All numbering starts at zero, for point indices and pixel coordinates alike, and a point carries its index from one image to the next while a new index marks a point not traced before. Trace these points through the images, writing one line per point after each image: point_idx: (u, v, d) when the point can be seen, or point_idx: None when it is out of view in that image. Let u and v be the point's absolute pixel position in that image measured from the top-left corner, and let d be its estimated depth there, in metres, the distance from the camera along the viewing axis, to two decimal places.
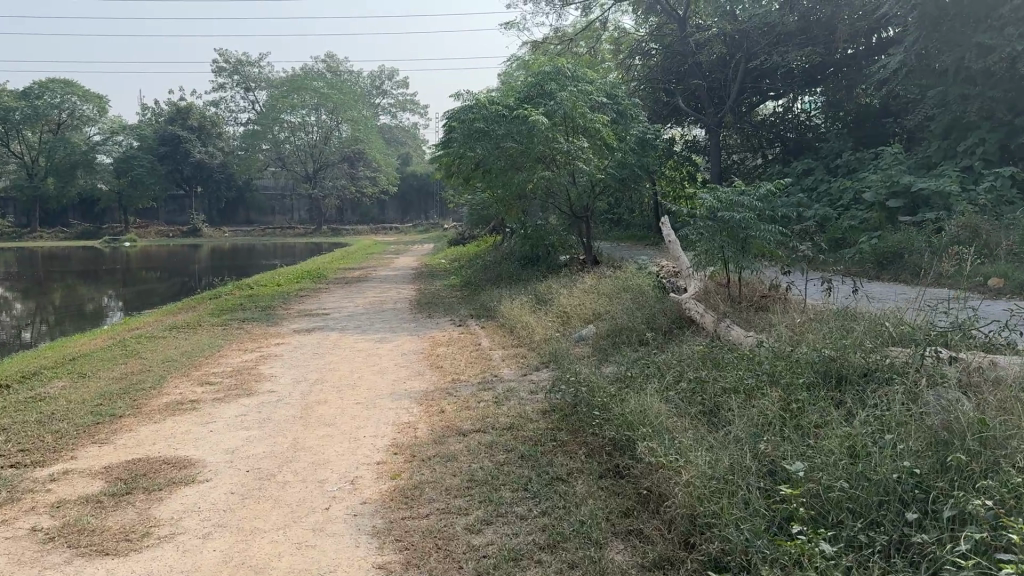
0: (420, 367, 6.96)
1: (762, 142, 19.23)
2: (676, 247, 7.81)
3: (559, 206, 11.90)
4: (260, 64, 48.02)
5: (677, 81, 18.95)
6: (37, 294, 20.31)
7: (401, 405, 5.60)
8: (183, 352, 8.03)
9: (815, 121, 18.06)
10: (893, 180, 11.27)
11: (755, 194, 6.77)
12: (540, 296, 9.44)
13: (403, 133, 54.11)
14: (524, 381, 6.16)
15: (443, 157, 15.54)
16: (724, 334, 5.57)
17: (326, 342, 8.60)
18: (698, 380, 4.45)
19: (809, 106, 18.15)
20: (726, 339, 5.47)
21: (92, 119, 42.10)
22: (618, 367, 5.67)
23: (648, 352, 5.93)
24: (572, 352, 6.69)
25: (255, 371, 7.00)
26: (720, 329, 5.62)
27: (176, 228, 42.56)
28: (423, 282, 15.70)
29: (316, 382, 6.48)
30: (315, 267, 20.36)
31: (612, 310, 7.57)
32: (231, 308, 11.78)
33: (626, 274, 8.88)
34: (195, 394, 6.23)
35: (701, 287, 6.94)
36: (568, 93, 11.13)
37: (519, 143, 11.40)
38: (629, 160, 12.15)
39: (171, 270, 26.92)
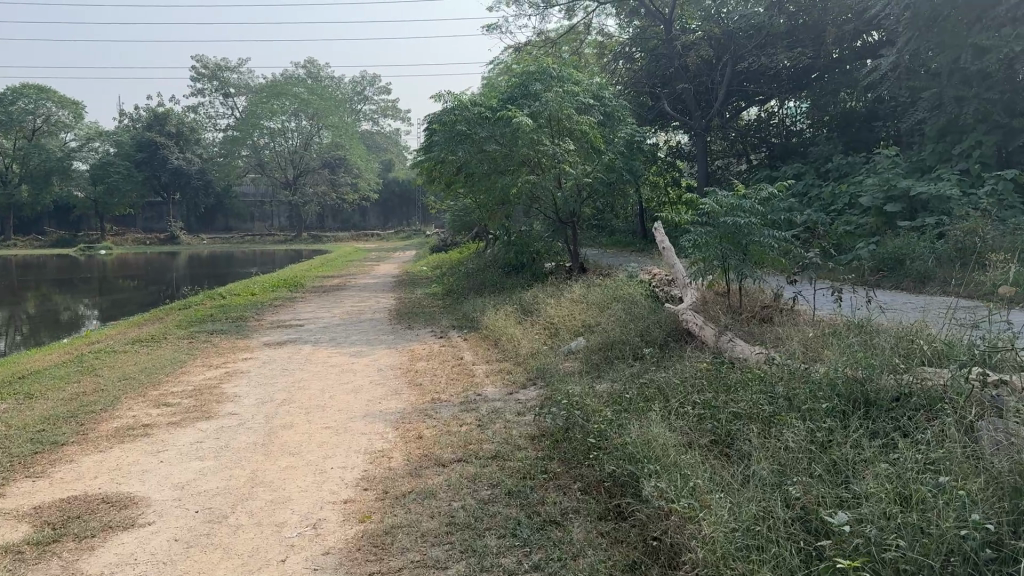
0: (396, 385, 6.45)
1: (749, 147, 18.91)
2: (670, 254, 7.33)
3: (544, 211, 11.40)
4: (239, 69, 47.33)
5: (663, 84, 18.57)
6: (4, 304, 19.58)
7: (375, 430, 5.08)
8: (143, 369, 7.47)
9: (800, 125, 17.80)
10: (891, 184, 10.90)
11: (757, 197, 6.27)
12: (526, 306, 8.94)
13: (384, 140, 53.59)
14: (510, 400, 5.66)
15: (424, 162, 15.09)
16: (729, 351, 5.11)
17: (298, 356, 8.07)
18: (705, 407, 4.00)
19: (794, 111, 17.89)
20: (732, 358, 5.01)
21: (68, 125, 41.29)
22: (614, 387, 5.19)
23: (645, 369, 5.46)
24: (561, 369, 6.22)
25: (217, 391, 6.45)
26: (724, 344, 5.18)
27: (153, 235, 41.76)
28: (404, 290, 15.20)
29: (283, 402, 5.96)
30: (294, 275, 19.77)
31: (603, 321, 7.10)
32: (202, 320, 11.20)
33: (615, 282, 8.41)
34: (149, 417, 5.68)
35: (699, 298, 6.49)
36: (553, 94, 10.66)
37: (503, 146, 10.94)
38: (617, 164, 11.71)
39: (147, 279, 26.24)
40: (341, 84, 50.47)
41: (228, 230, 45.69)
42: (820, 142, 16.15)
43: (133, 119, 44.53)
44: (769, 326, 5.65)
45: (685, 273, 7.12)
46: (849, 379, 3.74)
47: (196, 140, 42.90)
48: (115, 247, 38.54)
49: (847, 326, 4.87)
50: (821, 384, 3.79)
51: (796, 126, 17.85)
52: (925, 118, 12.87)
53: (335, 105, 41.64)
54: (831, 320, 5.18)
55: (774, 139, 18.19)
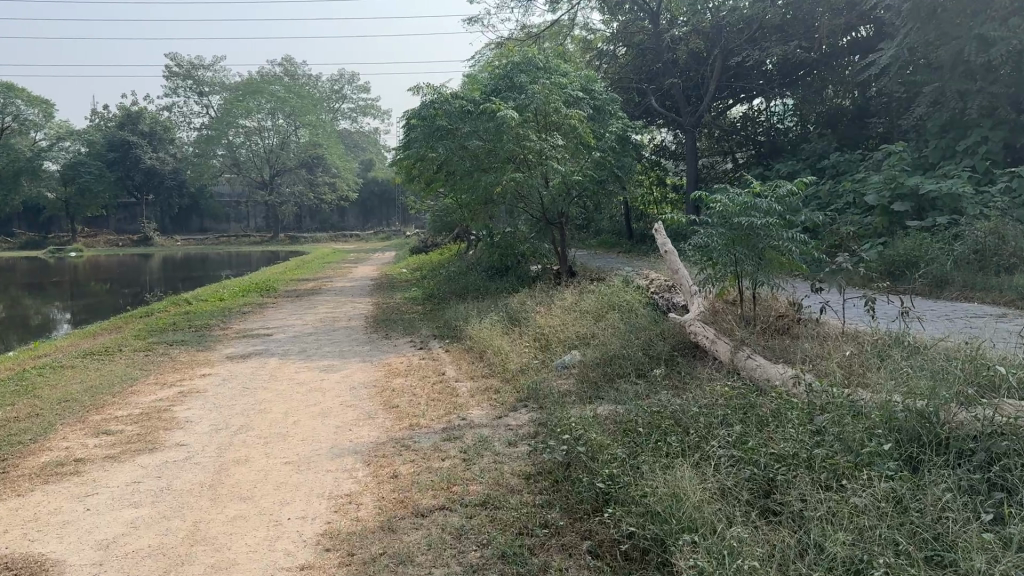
0: (370, 407, 5.72)
1: (735, 145, 18.34)
2: (674, 258, 6.63)
3: (529, 210, 10.68)
4: (214, 67, 46.23)
5: (650, 80, 17.96)
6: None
7: (344, 466, 4.38)
8: (88, 388, 6.69)
9: (786, 124, 17.28)
10: (897, 181, 10.35)
11: (774, 194, 5.52)
12: (512, 313, 8.24)
13: (364, 140, 52.50)
14: (500, 427, 4.98)
15: (404, 160, 14.35)
16: (757, 377, 4.45)
17: (262, 371, 7.32)
18: (739, 447, 3.36)
19: (779, 109, 17.39)
20: (760, 384, 4.36)
21: (38, 124, 40.06)
22: (621, 414, 4.52)
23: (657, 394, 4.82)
24: (557, 389, 5.55)
25: (167, 416, 5.71)
26: (749, 367, 4.55)
27: (126, 236, 40.60)
28: (383, 295, 14.47)
29: (241, 430, 5.25)
30: (269, 278, 18.95)
31: (600, 333, 6.44)
32: (162, 329, 10.38)
33: (610, 288, 7.74)
34: (84, 449, 4.93)
35: (707, 307, 5.82)
36: (540, 86, 9.97)
37: (487, 142, 10.24)
38: (607, 161, 11.01)
39: (118, 282, 25.23)
40: (318, 83, 49.48)
41: (203, 230, 44.58)
42: (812, 139, 15.59)
43: (104, 118, 43.32)
44: (792, 342, 5.02)
45: (691, 279, 6.44)
46: (914, 415, 3.12)
47: (170, 140, 41.75)
48: (87, 249, 37.39)
49: (891, 347, 4.25)
50: (880, 424, 3.17)
51: (783, 125, 17.28)
52: (924, 115, 12.32)
53: (312, 104, 40.75)
54: (868, 337, 4.54)
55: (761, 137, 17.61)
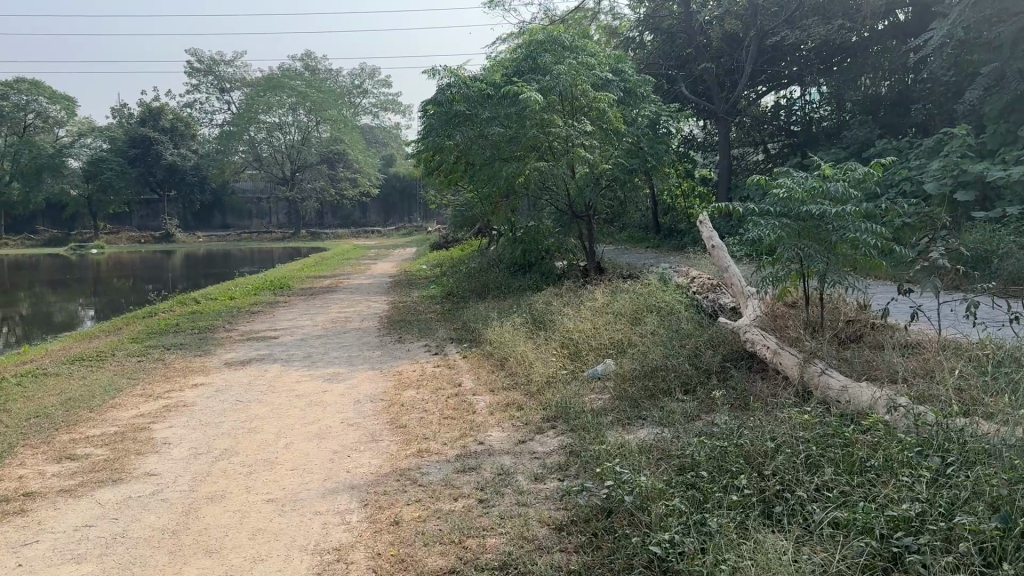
0: (374, 427, 4.97)
1: (768, 135, 17.41)
2: (723, 253, 5.81)
3: (554, 202, 9.84)
4: (235, 63, 45.77)
5: (680, 66, 17.07)
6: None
7: (336, 507, 3.63)
8: (65, 399, 6.01)
9: (821, 113, 16.33)
10: (957, 168, 9.44)
11: (849, 176, 4.67)
12: (536, 314, 7.48)
13: (386, 134, 51.69)
14: (524, 454, 4.22)
15: (422, 152, 13.59)
16: (846, 404, 3.67)
17: (259, 381, 6.60)
18: (840, 507, 2.60)
19: (815, 96, 16.42)
20: (854, 413, 3.57)
21: (60, 121, 39.91)
22: (675, 445, 3.75)
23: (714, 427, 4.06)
24: (591, 407, 4.81)
25: (144, 435, 5.00)
26: (833, 393, 3.79)
27: (148, 233, 40.27)
28: (399, 292, 13.75)
29: (225, 456, 4.53)
30: (286, 275, 18.37)
31: (637, 339, 5.68)
32: (164, 331, 9.72)
33: (646, 286, 6.95)
34: (39, 478, 4.22)
35: (765, 312, 5.03)
36: (566, 66, 9.09)
37: (508, 128, 9.46)
38: (638, 148, 10.25)
39: (139, 279, 24.79)
40: (339, 77, 48.74)
41: (225, 227, 44.25)
42: (852, 126, 14.63)
43: (125, 114, 43.04)
44: (876, 356, 4.23)
45: (742, 278, 5.64)
46: None
47: (191, 135, 41.37)
48: (108, 246, 37.07)
49: (1012, 368, 3.48)
50: None
51: (819, 113, 16.27)
52: (981, 98, 11.34)
53: (333, 99, 40.12)
54: (977, 353, 3.76)
55: (796, 127, 16.65)
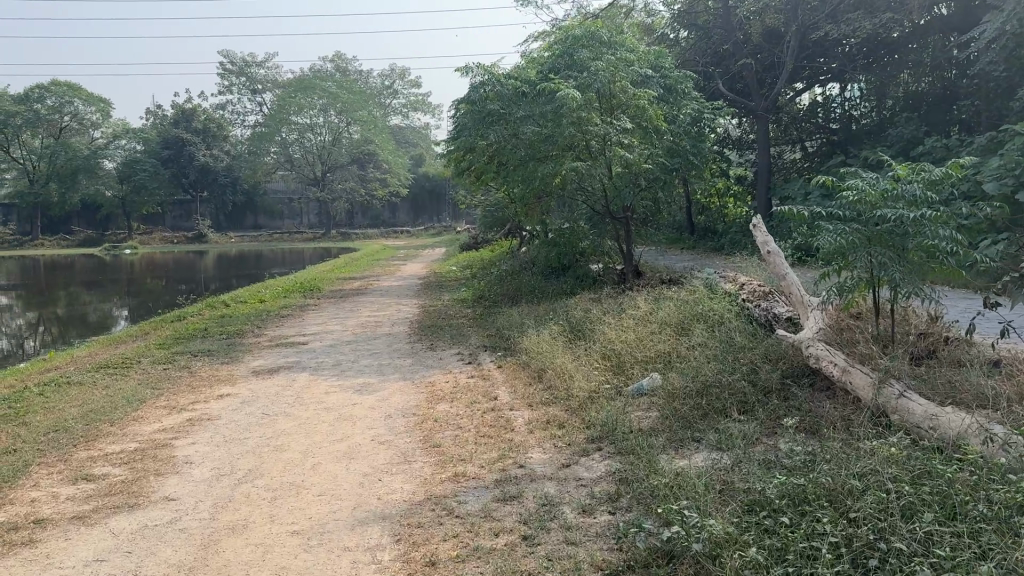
0: (407, 446, 4.66)
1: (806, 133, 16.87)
2: (779, 260, 5.43)
3: (591, 203, 9.41)
4: (267, 64, 45.91)
5: (717, 63, 16.61)
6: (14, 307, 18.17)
7: (366, 543, 3.32)
8: (86, 411, 5.77)
9: (859, 111, 15.79)
10: (1017, 167, 8.93)
11: (925, 178, 4.28)
12: (574, 322, 7.12)
13: (416, 135, 51.54)
14: (568, 480, 3.89)
15: (454, 152, 13.30)
16: (934, 433, 3.32)
17: (286, 392, 6.33)
18: (954, 570, 2.26)
19: (855, 93, 15.88)
20: (945, 443, 3.23)
21: (96, 123, 40.26)
22: (741, 479, 3.41)
23: (781, 456, 3.72)
24: (639, 427, 4.47)
25: (166, 453, 4.74)
26: (919, 421, 3.44)
27: (181, 234, 40.51)
28: (430, 296, 13.46)
29: (249, 478, 4.24)
30: (315, 277, 18.18)
31: (686, 351, 5.33)
32: (192, 337, 9.51)
33: (692, 292, 6.57)
34: (52, 502, 3.97)
35: (829, 326, 4.67)
36: (605, 62, 8.67)
37: (543, 127, 9.12)
38: (678, 147, 9.85)
39: (173, 279, 24.79)
40: (369, 78, 48.65)
41: (257, 227, 44.40)
42: (898, 124, 14.10)
43: (159, 116, 43.31)
44: (959, 376, 3.86)
45: (801, 287, 5.26)
46: None
47: (223, 137, 41.55)
48: (142, 246, 37.33)
49: None
50: None
51: (857, 112, 15.69)
52: None
53: (364, 99, 40.02)
54: None
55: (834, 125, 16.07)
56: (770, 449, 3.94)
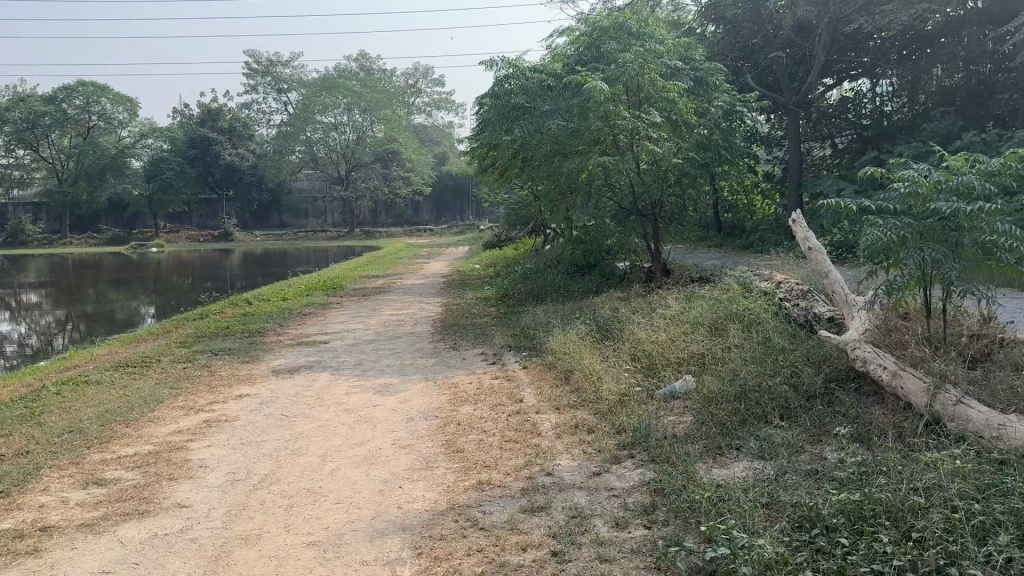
0: (429, 451, 4.46)
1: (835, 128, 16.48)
2: (821, 257, 5.17)
3: (618, 199, 9.14)
4: (292, 64, 46.02)
5: (746, 57, 16.27)
6: (42, 304, 18.20)
7: (386, 556, 3.11)
8: (102, 412, 5.63)
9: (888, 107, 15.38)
10: None
11: (981, 169, 4.03)
12: (602, 321, 6.89)
13: (439, 134, 51.41)
14: (600, 489, 3.67)
15: (478, 148, 13.09)
16: (1000, 444, 3.09)
17: (306, 393, 6.16)
18: None
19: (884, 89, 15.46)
20: (1014, 456, 3.00)
21: (123, 123, 40.53)
22: (789, 494, 3.19)
23: (828, 467, 3.49)
24: (673, 433, 4.24)
25: (180, 457, 4.57)
26: (983, 431, 3.21)
27: (207, 232, 40.72)
28: (453, 294, 13.27)
29: (264, 484, 4.06)
30: (338, 275, 18.07)
31: (722, 353, 5.08)
32: (213, 335, 9.39)
33: (726, 291, 6.31)
34: (61, 508, 3.81)
35: (876, 327, 4.42)
36: (633, 54, 8.42)
37: (570, 121, 8.90)
38: (708, 142, 9.57)
39: (198, 277, 24.85)
40: (393, 77, 48.57)
41: (281, 226, 44.53)
42: (933, 118, 13.70)
43: (185, 115, 43.55)
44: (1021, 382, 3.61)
45: (845, 286, 5.00)
46: None
47: (248, 135, 41.69)
48: (168, 245, 37.56)
49: None
50: None
51: (886, 107, 15.31)
52: None
53: (388, 98, 39.97)
54: None
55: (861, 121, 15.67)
56: (815, 458, 3.70)
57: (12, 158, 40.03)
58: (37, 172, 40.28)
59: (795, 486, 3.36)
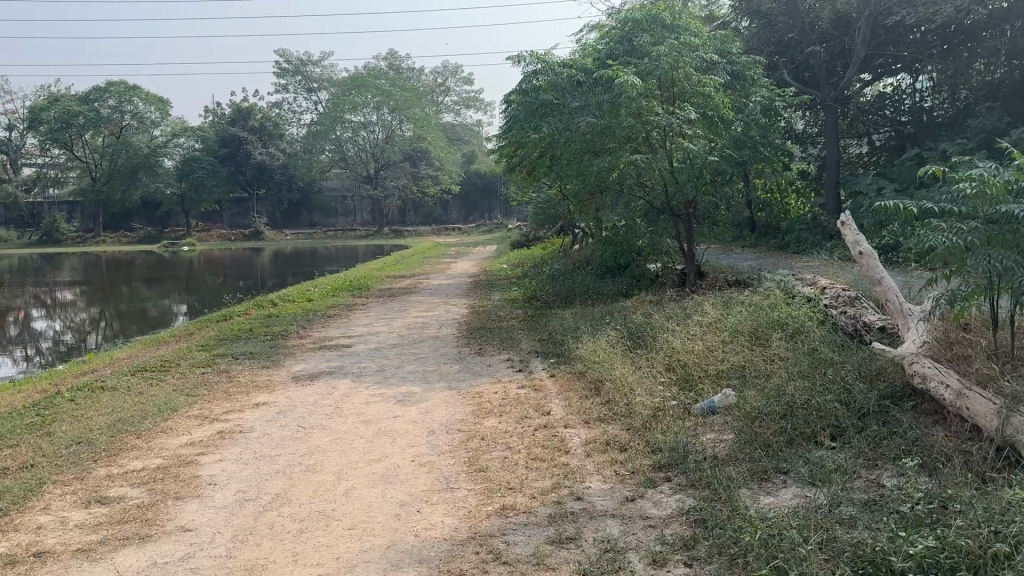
0: (450, 469, 4.19)
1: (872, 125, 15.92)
2: (873, 262, 4.81)
3: (651, 199, 8.78)
4: (322, 63, 46.06)
5: (782, 52, 15.81)
6: (74, 302, 18.29)
7: None
8: (113, 421, 5.43)
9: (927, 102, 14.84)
10: None
11: None
12: (633, 328, 6.57)
13: (468, 132, 51.14)
14: (633, 517, 3.37)
15: (507, 146, 12.79)
16: None
17: (325, 402, 5.93)
18: None
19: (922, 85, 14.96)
20: None
21: (155, 122, 40.79)
22: (850, 531, 2.87)
23: (888, 497, 3.17)
24: (713, 454, 3.93)
25: (190, 472, 4.35)
26: None
27: (237, 231, 40.89)
28: (480, 295, 12.99)
29: (275, 504, 3.81)
30: (365, 275, 17.89)
31: (764, 364, 4.75)
32: (235, 338, 9.21)
33: (767, 297, 5.96)
34: (59, 530, 3.59)
35: (937, 340, 4.08)
36: (667, 47, 8.10)
37: (602, 117, 8.59)
38: (746, 139, 9.19)
39: (228, 276, 24.83)
40: (422, 75, 48.42)
41: (311, 225, 44.57)
42: (979, 114, 13.15)
43: (216, 114, 43.79)
44: None
45: (899, 294, 4.64)
46: None
47: (278, 135, 41.80)
48: (199, 243, 37.74)
49: None
50: None
51: (924, 103, 14.78)
52: None
53: (417, 97, 39.85)
54: None
55: (899, 117, 15.18)
56: (872, 486, 3.38)
57: (47, 157, 40.50)
58: (72, 171, 40.72)
59: (853, 521, 3.04)
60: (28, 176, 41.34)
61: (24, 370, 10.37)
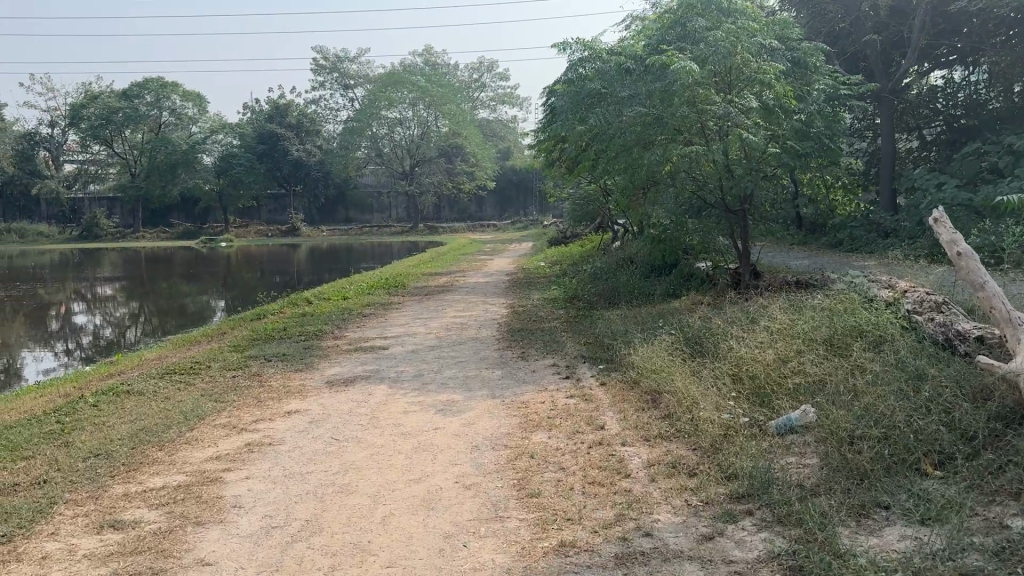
0: (500, 494, 3.76)
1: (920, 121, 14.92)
2: (974, 264, 4.26)
3: (704, 195, 8.26)
4: (359, 60, 45.87)
5: (835, 41, 15.11)
6: (113, 298, 18.22)
7: None
8: (136, 430, 5.08)
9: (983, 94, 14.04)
10: None
11: None
12: (691, 333, 6.07)
13: (503, 128, 50.72)
14: (714, 562, 2.90)
15: (548, 140, 12.28)
16: None
17: (361, 410, 5.53)
18: None
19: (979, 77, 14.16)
20: None
21: (193, 119, 40.93)
22: None
23: (1021, 544, 2.67)
24: (799, 483, 3.45)
25: (213, 492, 3.96)
26: None
27: (274, 227, 40.94)
28: (519, 294, 12.54)
29: (303, 533, 3.41)
30: (401, 272, 17.53)
31: (846, 378, 4.26)
32: (268, 338, 8.88)
33: (842, 301, 5.43)
34: (63, 562, 3.22)
35: None
36: (724, 32, 7.58)
37: (653, 107, 8.08)
38: (807, 130, 8.61)
39: (264, 272, 24.70)
40: (457, 71, 47.97)
41: (348, 220, 44.30)
42: None
43: (254, 111, 43.85)
44: None
45: (1005, 300, 4.09)
46: None
47: (315, 131, 41.74)
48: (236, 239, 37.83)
49: None
50: None
51: (981, 96, 14.03)
52: None
53: (452, 93, 39.51)
54: None
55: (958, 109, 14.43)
56: (994, 527, 2.88)
57: (89, 154, 40.86)
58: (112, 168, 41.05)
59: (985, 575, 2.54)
60: (70, 173, 41.83)
61: (58, 367, 10.18)
